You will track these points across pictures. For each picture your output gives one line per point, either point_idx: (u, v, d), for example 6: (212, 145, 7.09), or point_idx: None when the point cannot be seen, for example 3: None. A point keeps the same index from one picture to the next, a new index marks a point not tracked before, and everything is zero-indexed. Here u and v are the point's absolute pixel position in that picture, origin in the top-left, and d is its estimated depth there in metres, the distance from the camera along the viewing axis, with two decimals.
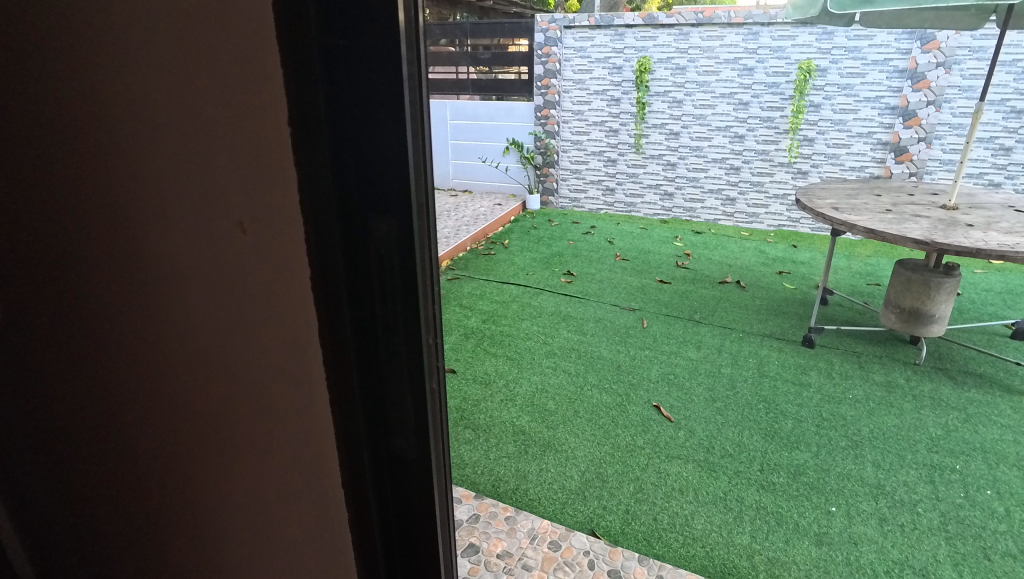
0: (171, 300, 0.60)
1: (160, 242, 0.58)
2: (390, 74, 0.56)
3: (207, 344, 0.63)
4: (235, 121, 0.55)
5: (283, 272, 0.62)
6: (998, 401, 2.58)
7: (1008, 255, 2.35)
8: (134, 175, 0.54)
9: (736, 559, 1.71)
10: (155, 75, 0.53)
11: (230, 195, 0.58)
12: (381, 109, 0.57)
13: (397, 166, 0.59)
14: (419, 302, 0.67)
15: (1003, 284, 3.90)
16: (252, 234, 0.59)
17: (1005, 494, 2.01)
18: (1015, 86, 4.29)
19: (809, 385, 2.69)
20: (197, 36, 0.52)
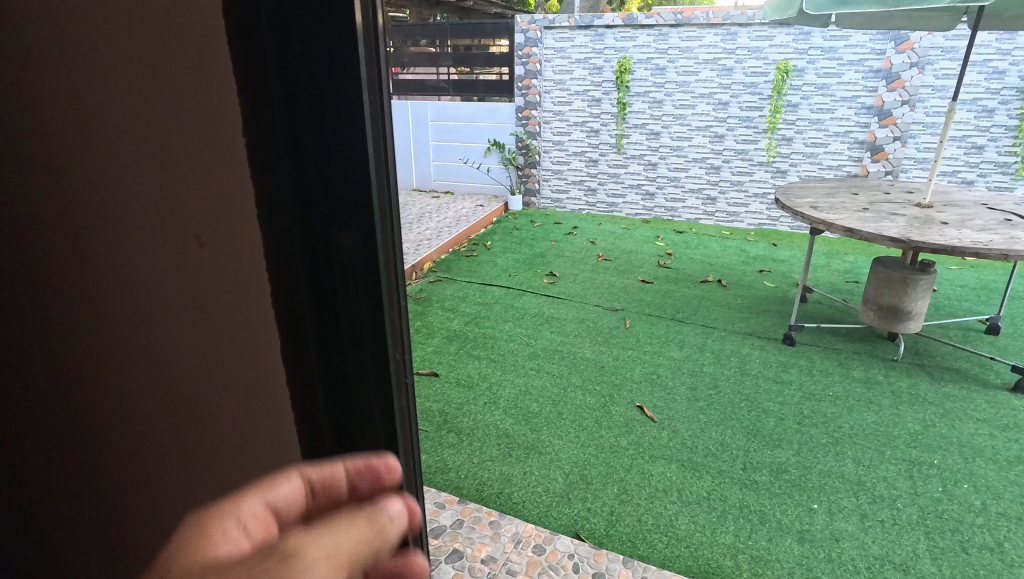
0: (144, 294, 0.81)
1: (132, 250, 0.78)
2: (352, 80, 0.56)
3: (168, 326, 0.82)
4: (188, 147, 0.72)
5: (234, 274, 0.76)
6: (974, 396, 2.62)
7: (982, 252, 2.38)
8: (112, 202, 0.76)
9: (720, 559, 1.71)
10: (126, 124, 0.73)
11: (187, 214, 0.75)
12: (342, 117, 0.58)
13: (357, 173, 0.60)
14: (385, 314, 0.67)
15: (977, 280, 3.97)
16: (204, 245, 0.76)
17: (981, 487, 2.04)
18: (986, 86, 4.38)
19: (790, 383, 2.71)
20: (158, 85, 0.69)
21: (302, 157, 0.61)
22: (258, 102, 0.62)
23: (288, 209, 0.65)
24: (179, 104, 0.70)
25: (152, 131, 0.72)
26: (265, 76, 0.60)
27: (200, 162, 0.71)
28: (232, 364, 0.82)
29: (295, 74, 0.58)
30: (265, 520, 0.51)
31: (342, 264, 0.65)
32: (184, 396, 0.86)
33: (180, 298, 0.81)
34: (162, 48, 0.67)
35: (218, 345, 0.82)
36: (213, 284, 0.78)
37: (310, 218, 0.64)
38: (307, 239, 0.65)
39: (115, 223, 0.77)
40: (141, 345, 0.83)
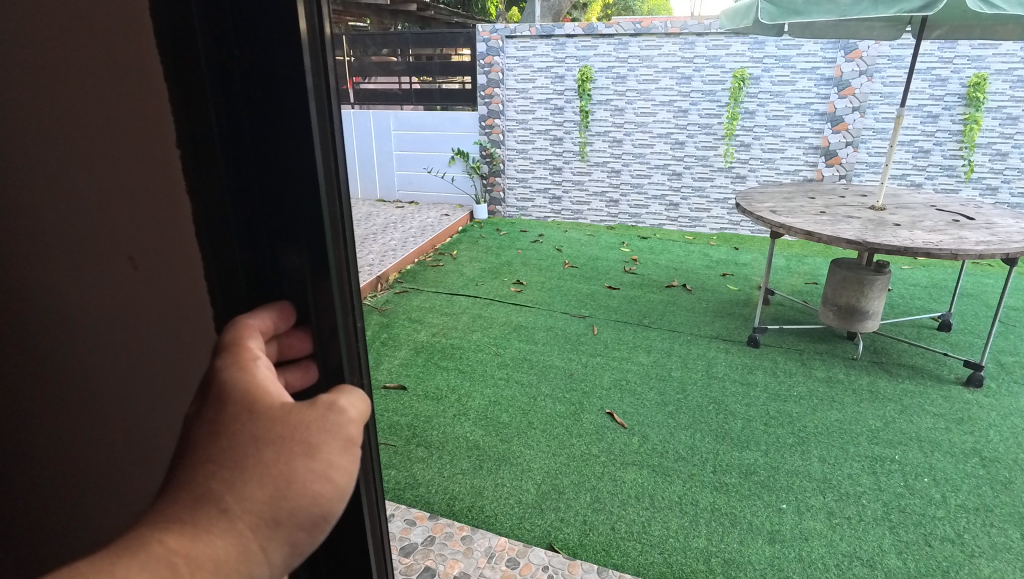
0: (88, 311, 0.69)
1: (77, 266, 0.67)
2: (296, 89, 0.52)
3: (112, 353, 0.71)
4: (121, 158, 0.61)
5: (171, 303, 0.66)
6: (930, 391, 2.70)
7: (933, 252, 2.46)
8: (64, 201, 0.64)
9: (694, 563, 1.71)
10: (74, 117, 0.61)
11: (124, 234, 0.64)
12: (289, 131, 0.54)
13: (306, 193, 0.56)
14: (341, 346, 0.61)
15: (928, 279, 4.12)
16: (142, 268, 0.66)
17: (940, 480, 2.09)
18: (930, 93, 4.56)
19: (755, 384, 2.75)
20: (99, 81, 0.59)
21: (245, 173, 0.56)
22: (191, 118, 0.56)
23: (228, 233, 0.59)
24: (116, 107, 0.59)
25: (95, 131, 0.61)
26: (199, 86, 0.54)
27: (130, 171, 0.62)
28: (158, 400, 0.72)
29: (236, 86, 0.53)
30: (269, 367, 0.48)
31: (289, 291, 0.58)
32: (112, 424, 0.74)
33: (121, 326, 0.69)
34: (101, 38, 0.57)
35: (154, 378, 0.71)
36: (149, 309, 0.67)
37: (256, 242, 0.58)
38: (250, 264, 0.59)
39: (64, 227, 0.65)
40: (89, 364, 0.72)
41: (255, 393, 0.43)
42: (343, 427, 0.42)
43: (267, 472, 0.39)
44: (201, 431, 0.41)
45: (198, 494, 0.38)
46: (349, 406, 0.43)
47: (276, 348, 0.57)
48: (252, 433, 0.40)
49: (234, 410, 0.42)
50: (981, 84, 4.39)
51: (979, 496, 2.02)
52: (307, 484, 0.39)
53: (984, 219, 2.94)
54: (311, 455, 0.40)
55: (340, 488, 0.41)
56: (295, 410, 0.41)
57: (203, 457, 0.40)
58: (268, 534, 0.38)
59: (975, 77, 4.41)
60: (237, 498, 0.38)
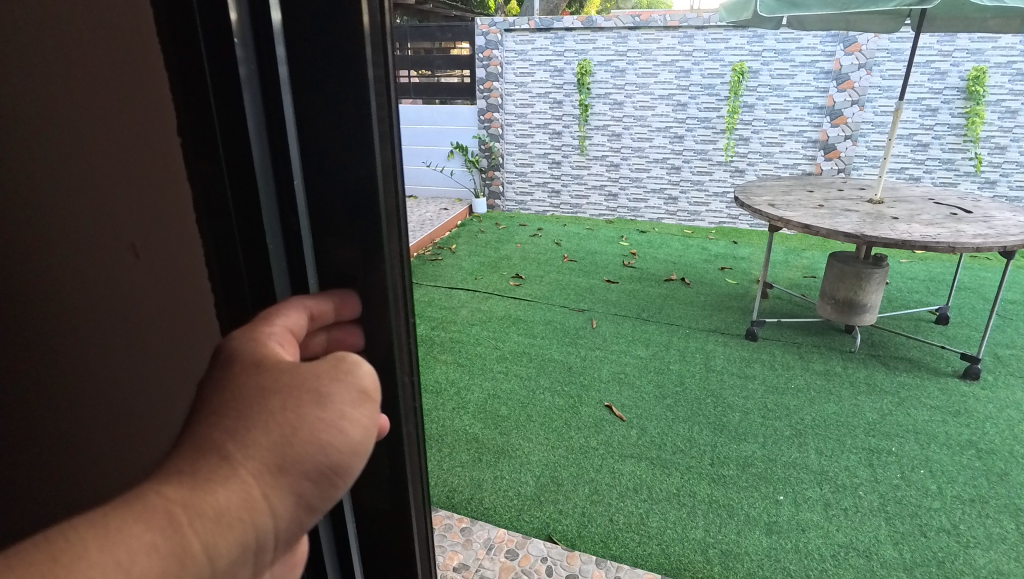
0: (90, 298, 0.71)
1: (78, 251, 0.69)
2: (356, 87, 0.55)
3: (112, 338, 0.73)
4: (122, 149, 0.63)
5: (170, 291, 0.67)
6: (927, 384, 2.72)
7: (931, 246, 2.47)
8: (74, 191, 0.67)
9: (691, 554, 1.73)
10: (82, 112, 0.63)
11: (124, 224, 0.66)
12: (338, 124, 0.56)
13: (357, 184, 0.58)
14: (390, 332, 0.64)
15: (926, 272, 4.13)
16: (142, 255, 0.67)
17: (936, 472, 2.11)
18: (929, 86, 4.57)
19: (753, 377, 2.76)
20: (96, 71, 0.60)
21: (248, 165, 0.54)
22: (191, 108, 0.54)
23: (231, 234, 0.58)
24: (114, 100, 0.61)
25: (94, 121, 0.63)
26: (199, 83, 0.52)
27: (135, 162, 0.63)
28: (152, 391, 0.73)
29: (238, 81, 0.51)
30: (291, 338, 0.46)
31: (339, 282, 0.60)
32: (113, 407, 0.76)
33: (122, 312, 0.71)
34: (97, 29, 0.58)
35: (150, 368, 0.73)
36: (146, 294, 0.69)
37: (260, 235, 0.56)
38: (253, 264, 0.57)
39: (70, 215, 0.68)
40: (92, 350, 0.74)
41: (265, 353, 0.40)
42: (357, 379, 0.38)
43: (272, 419, 0.35)
44: (204, 389, 0.38)
45: (199, 444, 0.34)
46: (362, 361, 0.40)
47: (329, 337, 0.58)
48: (260, 383, 0.37)
49: (241, 366, 0.39)
50: (980, 77, 4.38)
51: (974, 488, 2.03)
52: (315, 434, 0.36)
53: (981, 213, 2.95)
54: (321, 403, 0.36)
55: (352, 442, 0.37)
56: (304, 362, 0.38)
57: (207, 410, 0.36)
58: (272, 482, 0.35)
59: (974, 71, 4.40)
60: (240, 444, 0.34)
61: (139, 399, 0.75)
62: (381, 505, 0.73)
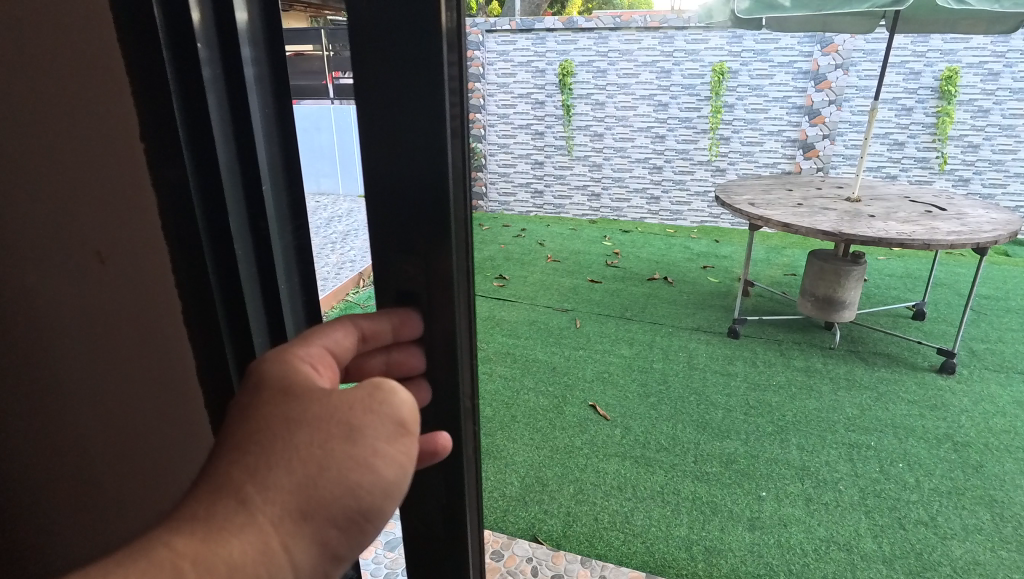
0: (69, 315, 0.74)
1: (60, 270, 0.72)
2: (430, 86, 0.48)
3: (93, 352, 0.76)
4: (89, 158, 0.66)
5: (144, 295, 0.71)
6: (905, 379, 2.77)
7: (906, 243, 2.51)
8: (52, 206, 0.69)
9: (675, 551, 1.74)
10: (54, 123, 0.65)
11: (90, 232, 0.70)
12: (405, 129, 0.50)
13: (426, 196, 0.52)
14: (455, 353, 0.60)
15: (904, 269, 4.20)
16: (109, 261, 0.71)
17: (914, 466, 2.14)
18: (904, 86, 4.65)
19: (735, 374, 2.79)
20: (59, 82, 0.64)
21: (216, 170, 0.55)
22: (153, 104, 0.56)
23: (196, 235, 0.60)
24: (79, 111, 0.64)
25: (60, 131, 0.66)
26: (160, 87, 0.54)
27: (106, 168, 0.66)
28: (170, 412, 0.79)
29: (202, 82, 0.52)
30: (329, 360, 0.46)
31: (400, 301, 0.57)
32: (106, 420, 0.81)
33: (98, 323, 0.74)
34: (58, 44, 0.62)
35: (140, 377, 0.78)
36: (117, 301, 0.73)
37: (226, 236, 0.58)
38: (221, 262, 0.60)
39: (49, 235, 0.70)
40: (76, 370, 0.77)
41: (294, 379, 0.40)
42: (393, 411, 0.38)
43: (296, 458, 0.36)
44: (232, 416, 0.39)
45: (218, 485, 0.35)
46: (401, 390, 0.39)
47: (388, 359, 0.56)
48: (287, 415, 0.38)
49: (270, 395, 0.39)
50: (952, 77, 4.48)
51: (951, 480, 2.07)
52: (343, 473, 0.37)
53: (955, 210, 3.01)
54: (353, 440, 0.37)
55: (384, 480, 0.38)
56: (338, 391, 0.38)
57: (230, 445, 0.37)
58: (292, 529, 0.35)
59: (947, 70, 4.50)
60: (260, 488, 0.35)
61: (162, 426, 0.81)
62: (435, 528, 0.71)
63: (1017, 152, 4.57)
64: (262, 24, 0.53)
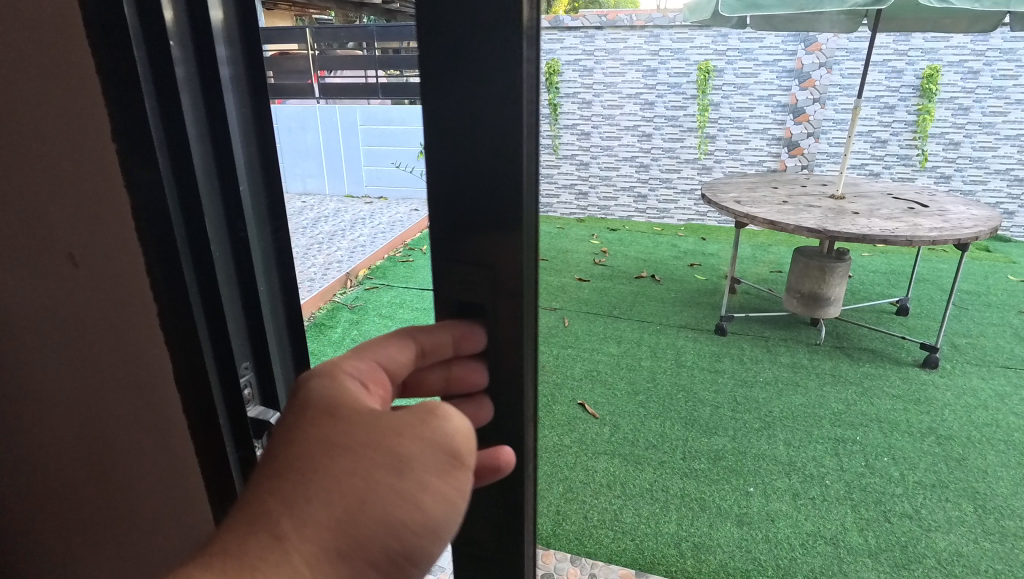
0: (56, 322, 0.74)
1: (45, 276, 0.72)
2: (509, 87, 0.46)
3: (75, 359, 0.76)
4: (60, 159, 0.65)
5: (115, 299, 0.70)
6: (889, 373, 2.80)
7: (890, 239, 2.54)
8: (33, 209, 0.69)
9: (664, 548, 1.75)
10: (32, 125, 0.65)
11: (64, 235, 0.69)
12: (482, 131, 0.48)
13: (500, 202, 0.50)
14: (520, 367, 0.58)
15: (887, 265, 4.25)
16: (82, 264, 0.70)
17: (899, 460, 2.17)
18: (886, 84, 4.72)
19: (723, 371, 2.81)
20: (34, 83, 0.63)
21: (189, 171, 0.55)
22: (123, 103, 0.55)
23: (168, 234, 0.58)
24: (50, 111, 0.63)
25: (37, 133, 0.65)
26: (129, 84, 0.53)
27: (77, 169, 0.65)
28: (147, 421, 0.77)
29: (176, 83, 0.52)
30: (381, 374, 0.50)
31: (461, 313, 0.56)
32: (94, 429, 0.80)
33: (77, 329, 0.74)
34: (28, 42, 0.61)
35: (118, 385, 0.76)
36: (92, 306, 0.72)
37: (203, 237, 0.58)
38: (197, 262, 0.59)
39: (34, 240, 0.71)
40: (65, 376, 0.78)
41: (340, 400, 0.41)
42: (442, 440, 0.39)
43: (339, 490, 0.36)
44: (274, 439, 0.39)
45: (255, 517, 0.35)
46: (454, 418, 0.40)
47: (447, 374, 0.57)
48: (331, 442, 0.38)
49: (314, 417, 0.39)
50: (933, 76, 4.56)
51: (934, 473, 2.10)
52: (387, 509, 0.36)
53: (937, 207, 3.05)
54: (399, 473, 0.37)
55: (429, 516, 0.38)
56: (386, 419, 0.39)
57: (267, 472, 0.37)
58: (329, 571, 0.35)
59: (929, 69, 4.57)
60: (297, 523, 0.35)
61: (143, 436, 0.78)
62: (481, 537, 0.68)
63: (996, 150, 4.65)
64: (237, 22, 0.54)
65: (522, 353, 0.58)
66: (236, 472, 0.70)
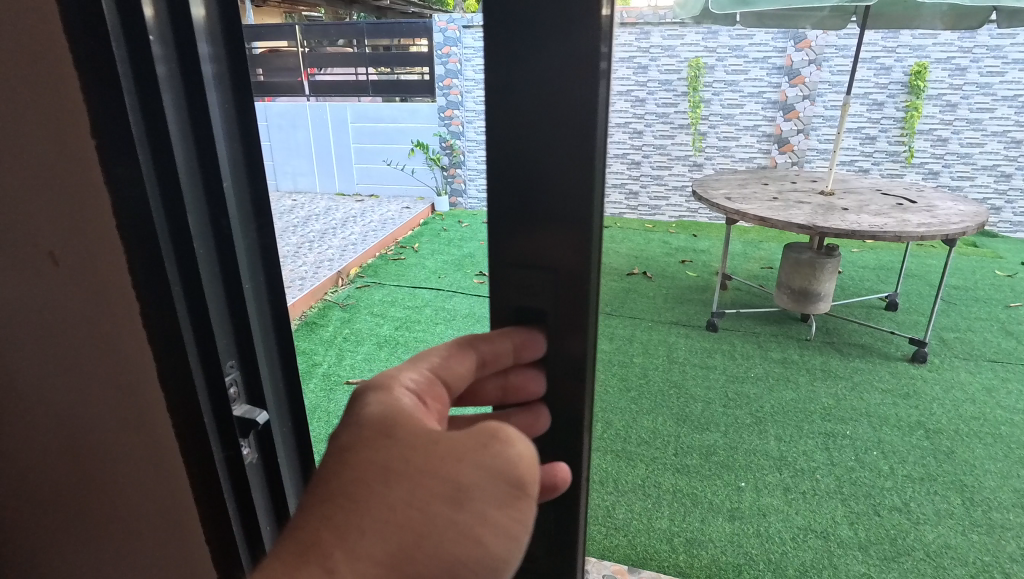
0: (42, 321, 0.74)
1: (30, 274, 0.72)
2: (587, 79, 0.46)
3: (58, 358, 0.75)
4: (40, 156, 0.64)
5: (95, 298, 0.69)
6: (878, 368, 2.82)
7: (878, 235, 2.56)
8: (15, 206, 0.69)
9: (657, 544, 1.76)
10: (13, 121, 0.64)
11: (45, 233, 0.68)
12: (556, 121, 0.48)
13: (571, 194, 0.50)
14: (582, 373, 0.57)
15: (877, 261, 4.29)
16: (62, 262, 0.69)
17: (888, 453, 2.19)
18: (875, 81, 4.73)
19: (714, 367, 2.82)
20: (14, 79, 0.62)
21: (171, 167, 0.55)
22: (102, 98, 0.55)
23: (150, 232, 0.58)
24: (29, 107, 0.63)
25: (17, 129, 0.64)
26: (107, 79, 0.53)
27: (55, 166, 0.64)
28: (128, 423, 0.75)
29: (156, 80, 0.52)
30: (437, 388, 0.49)
31: (519, 319, 0.55)
32: (78, 428, 0.79)
33: (59, 328, 0.73)
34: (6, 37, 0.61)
35: (97, 386, 0.75)
36: (73, 305, 0.71)
37: (186, 233, 0.57)
38: (181, 259, 0.59)
39: (17, 238, 0.71)
40: (50, 375, 0.77)
41: (397, 420, 0.41)
42: (501, 471, 0.38)
43: (392, 521, 0.37)
44: (329, 459, 0.40)
45: (309, 544, 0.37)
46: (515, 447, 0.39)
47: (505, 383, 0.56)
48: (384, 468, 0.38)
49: (370, 438, 0.40)
50: (921, 72, 4.57)
51: (923, 467, 2.12)
52: (441, 542, 0.37)
53: (925, 202, 3.07)
54: (455, 504, 0.37)
55: (484, 548, 0.38)
56: (442, 443, 0.39)
57: (321, 494, 0.38)
58: None
59: (916, 66, 4.59)
60: (347, 553, 0.36)
61: (123, 439, 0.77)
62: (534, 553, 0.65)
63: (983, 146, 4.72)
64: (221, 21, 0.54)
65: (584, 358, 0.56)
66: (222, 474, 0.69)
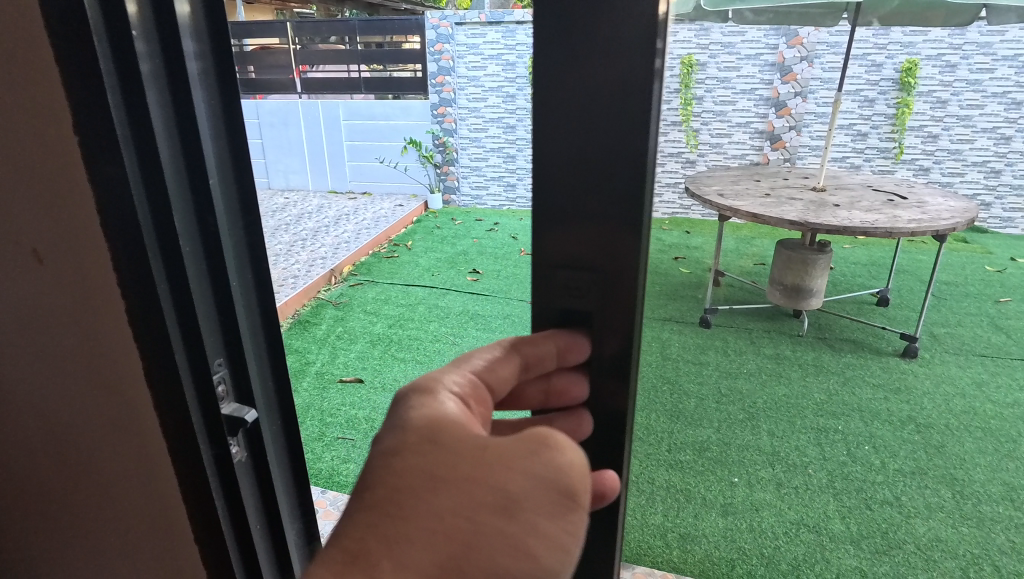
0: (31, 320, 0.73)
1: (17, 271, 0.71)
2: (640, 77, 0.47)
3: (46, 357, 0.75)
4: (21, 153, 0.64)
5: (80, 295, 0.68)
6: (870, 364, 2.84)
7: (869, 231, 2.57)
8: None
9: (651, 540, 1.76)
10: None
11: (28, 232, 0.67)
12: (607, 119, 0.49)
13: (620, 191, 0.50)
14: (626, 377, 0.57)
15: (868, 257, 4.31)
16: (45, 260, 0.68)
17: (879, 448, 2.20)
18: (866, 78, 4.77)
19: (707, 363, 2.83)
20: None
21: (156, 164, 0.54)
22: (84, 95, 0.54)
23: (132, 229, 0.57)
24: (8, 103, 0.62)
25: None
26: (89, 76, 0.53)
27: (36, 163, 0.63)
28: (116, 422, 0.74)
29: (140, 77, 0.52)
30: (482, 390, 0.48)
31: (563, 322, 0.55)
32: (67, 428, 0.78)
33: (47, 327, 0.72)
34: None
35: (85, 384, 0.74)
36: (58, 303, 0.70)
37: (171, 231, 0.57)
38: (166, 257, 0.58)
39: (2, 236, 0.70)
40: (39, 374, 0.76)
41: (442, 425, 0.40)
42: (553, 481, 0.38)
43: (442, 529, 0.37)
44: (373, 464, 0.40)
45: (355, 551, 0.36)
46: (567, 457, 0.39)
47: (548, 387, 0.55)
48: (433, 475, 0.38)
49: (416, 443, 0.39)
50: (912, 69, 4.60)
51: (914, 461, 2.14)
52: (492, 552, 0.37)
53: (915, 199, 3.09)
54: (507, 514, 0.37)
55: (535, 559, 0.38)
56: (492, 451, 0.39)
57: (364, 499, 0.38)
58: None
59: (907, 63, 4.62)
60: (395, 562, 0.36)
61: (111, 438, 0.76)
62: None
63: (973, 142, 4.75)
64: (206, 20, 0.54)
65: (628, 362, 0.56)
66: (211, 473, 0.69)
